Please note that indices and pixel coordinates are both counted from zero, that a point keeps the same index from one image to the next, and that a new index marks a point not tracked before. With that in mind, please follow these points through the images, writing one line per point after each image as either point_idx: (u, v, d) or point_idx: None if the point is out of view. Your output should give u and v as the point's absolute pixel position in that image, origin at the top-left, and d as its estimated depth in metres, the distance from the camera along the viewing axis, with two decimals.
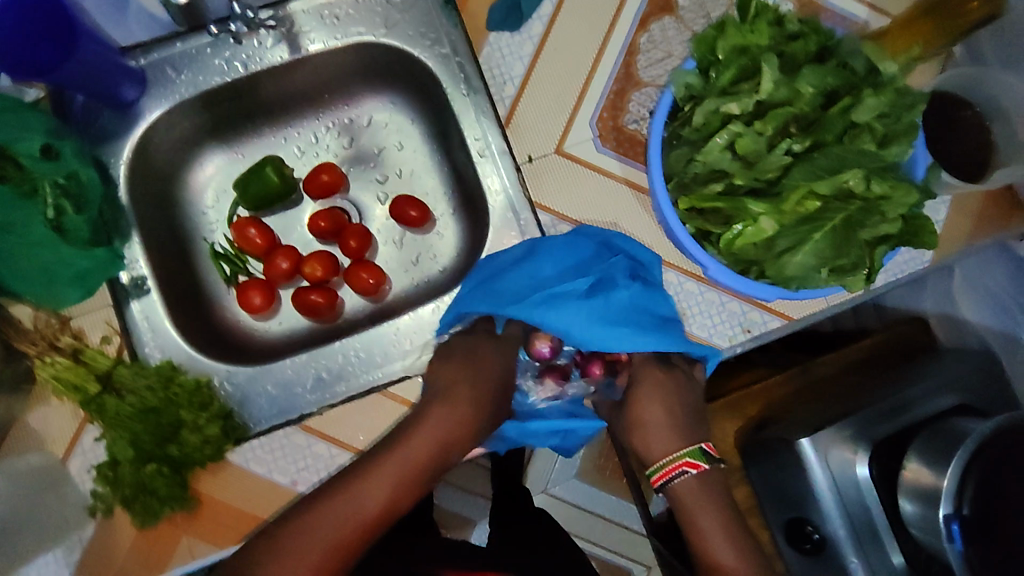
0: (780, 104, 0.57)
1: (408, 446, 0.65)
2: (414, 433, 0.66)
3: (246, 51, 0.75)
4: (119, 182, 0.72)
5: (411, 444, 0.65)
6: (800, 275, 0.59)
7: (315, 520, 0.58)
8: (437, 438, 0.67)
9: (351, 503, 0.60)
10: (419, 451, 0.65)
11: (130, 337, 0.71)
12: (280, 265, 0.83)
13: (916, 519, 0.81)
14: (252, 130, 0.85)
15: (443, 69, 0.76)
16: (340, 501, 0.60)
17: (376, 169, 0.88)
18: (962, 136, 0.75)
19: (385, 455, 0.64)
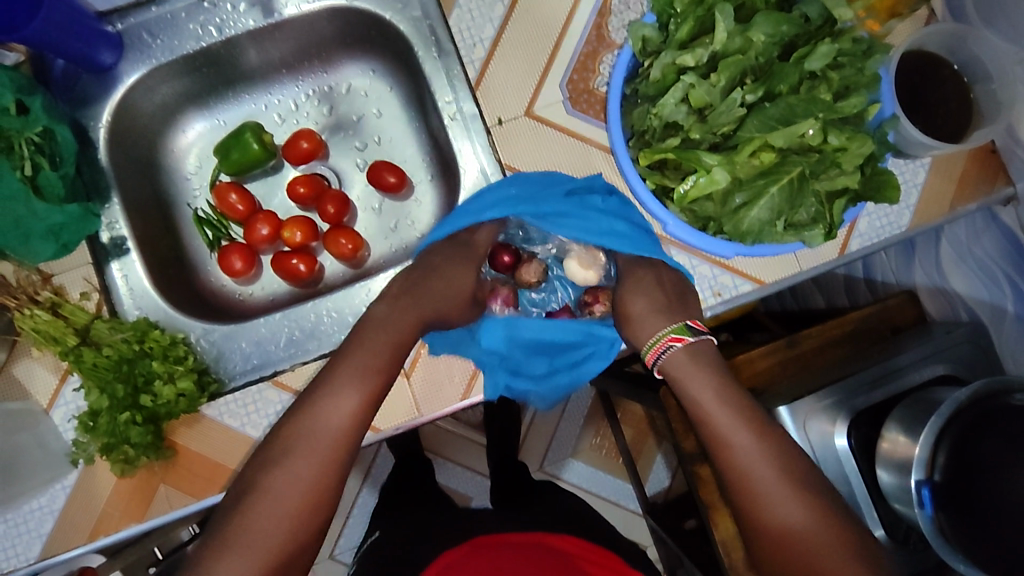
0: (734, 55, 0.57)
1: (323, 421, 0.61)
2: (333, 396, 0.62)
3: (220, 16, 0.76)
4: (98, 144, 0.75)
5: (328, 413, 0.61)
6: (756, 230, 0.59)
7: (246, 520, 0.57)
8: (377, 379, 0.63)
9: (278, 495, 0.58)
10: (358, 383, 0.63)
11: (109, 294, 0.73)
12: (260, 230, 0.84)
13: (894, 489, 0.80)
14: (234, 97, 0.87)
15: (414, 32, 0.76)
16: (268, 494, 0.58)
17: (355, 137, 0.89)
18: (941, 97, 0.73)
19: (319, 411, 0.61)
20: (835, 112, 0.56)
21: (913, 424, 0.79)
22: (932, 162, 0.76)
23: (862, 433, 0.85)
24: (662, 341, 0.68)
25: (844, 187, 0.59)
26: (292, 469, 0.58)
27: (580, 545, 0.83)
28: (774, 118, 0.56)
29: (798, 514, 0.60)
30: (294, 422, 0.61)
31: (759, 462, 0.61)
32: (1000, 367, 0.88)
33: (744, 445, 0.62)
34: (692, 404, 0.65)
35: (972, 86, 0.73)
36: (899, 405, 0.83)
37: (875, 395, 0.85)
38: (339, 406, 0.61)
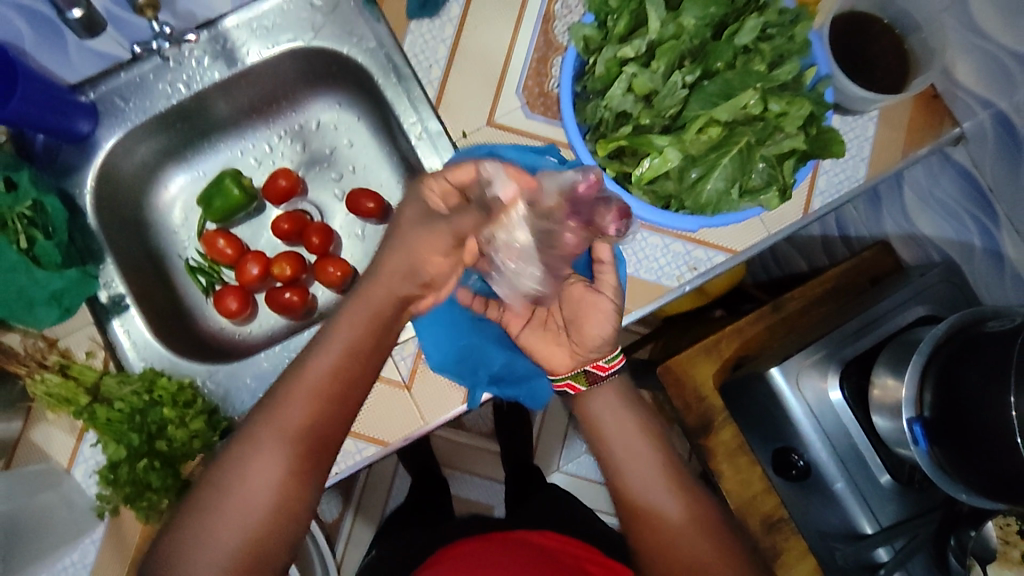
0: (670, 41, 0.61)
1: (309, 371, 0.60)
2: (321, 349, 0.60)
3: (186, 72, 0.80)
4: (86, 210, 0.78)
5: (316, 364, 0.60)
6: (716, 201, 0.62)
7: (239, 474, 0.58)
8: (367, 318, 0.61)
9: (266, 450, 0.58)
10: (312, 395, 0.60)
11: (114, 350, 0.76)
12: (251, 271, 0.88)
13: (891, 432, 0.83)
14: (209, 147, 0.91)
15: (372, 62, 0.80)
16: (258, 451, 0.58)
17: (331, 169, 0.93)
18: (882, 52, 0.77)
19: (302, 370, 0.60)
20: (771, 80, 0.60)
21: (900, 366, 0.81)
22: (879, 115, 0.79)
23: (854, 384, 0.87)
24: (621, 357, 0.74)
25: (792, 148, 0.62)
26: (254, 485, 0.58)
27: (560, 539, 0.83)
28: (713, 95, 0.59)
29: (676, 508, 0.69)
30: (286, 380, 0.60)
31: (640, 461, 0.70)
32: (976, 300, 0.91)
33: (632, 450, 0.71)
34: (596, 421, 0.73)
35: (906, 37, 0.76)
36: (885, 349, 0.86)
37: (861, 344, 0.87)
38: (326, 351, 0.60)
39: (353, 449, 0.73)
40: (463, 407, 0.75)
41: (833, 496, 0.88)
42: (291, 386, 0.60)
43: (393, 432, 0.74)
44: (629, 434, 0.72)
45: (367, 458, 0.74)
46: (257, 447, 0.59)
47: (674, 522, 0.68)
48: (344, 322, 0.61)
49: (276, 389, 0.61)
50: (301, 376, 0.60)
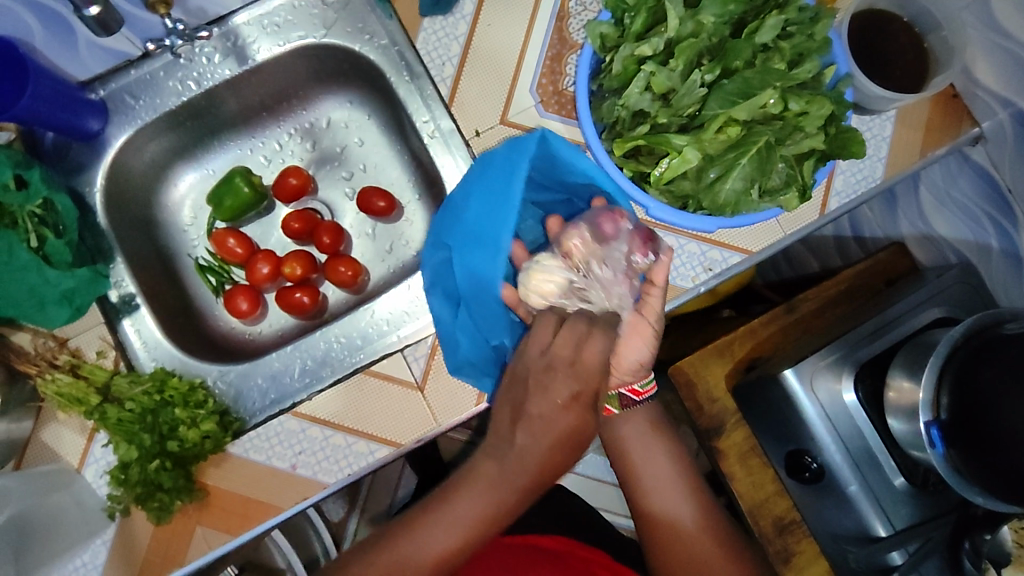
0: (688, 39, 0.60)
1: (414, 543, 0.60)
2: (457, 493, 0.61)
3: (197, 70, 0.80)
4: (96, 208, 0.78)
5: (424, 538, 0.60)
6: (734, 201, 0.61)
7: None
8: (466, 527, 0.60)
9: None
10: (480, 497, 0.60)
11: (124, 350, 0.76)
12: (261, 270, 0.87)
13: (905, 434, 0.82)
14: (219, 145, 0.90)
15: (384, 60, 0.80)
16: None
17: (342, 167, 0.93)
18: (900, 51, 0.76)
19: (415, 538, 0.60)
20: (791, 79, 0.59)
21: (916, 368, 0.81)
22: (897, 114, 0.78)
23: (869, 386, 0.87)
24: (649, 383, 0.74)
25: (811, 148, 0.61)
26: None
27: (571, 544, 0.83)
28: (733, 93, 0.58)
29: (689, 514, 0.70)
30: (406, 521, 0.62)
31: (658, 474, 0.71)
32: (993, 301, 0.90)
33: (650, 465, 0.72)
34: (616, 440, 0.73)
35: (925, 36, 0.75)
36: (900, 351, 0.85)
37: (876, 345, 0.87)
38: (437, 538, 0.60)
39: (365, 450, 0.73)
40: (476, 409, 0.73)
41: (847, 498, 0.87)
42: (412, 537, 0.60)
43: (406, 433, 0.73)
44: (651, 450, 0.72)
45: (379, 460, 0.73)
46: (413, 535, 0.61)
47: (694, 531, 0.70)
48: (462, 511, 0.60)
49: (397, 527, 0.62)
50: (443, 511, 0.60)
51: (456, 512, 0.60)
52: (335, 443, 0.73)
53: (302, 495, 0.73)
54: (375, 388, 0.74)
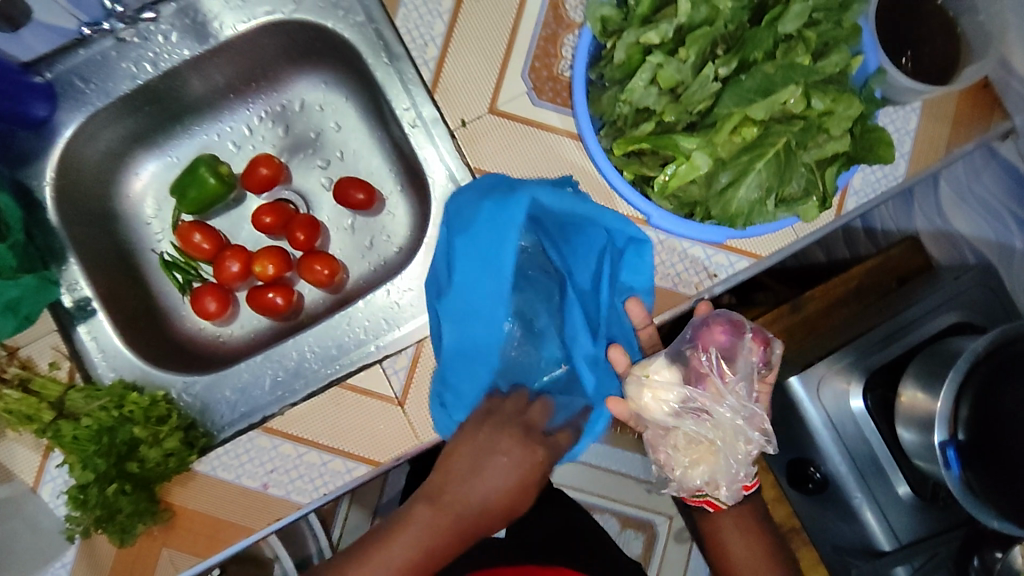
0: (701, 25, 0.53)
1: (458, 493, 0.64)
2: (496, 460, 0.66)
3: (153, 49, 0.72)
4: (45, 204, 0.71)
5: (456, 498, 0.64)
6: (746, 211, 0.55)
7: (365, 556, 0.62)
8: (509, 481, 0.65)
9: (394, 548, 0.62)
10: (444, 513, 0.64)
11: (80, 359, 0.70)
12: (230, 267, 0.81)
13: (916, 447, 0.77)
14: (183, 131, 0.83)
15: (360, 39, 0.72)
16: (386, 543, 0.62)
17: (317, 155, 0.85)
18: (931, 36, 0.69)
19: (457, 491, 0.64)
20: (817, 73, 0.52)
21: (931, 379, 0.76)
22: (923, 106, 0.71)
23: (878, 394, 0.82)
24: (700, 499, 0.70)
25: (834, 152, 0.55)
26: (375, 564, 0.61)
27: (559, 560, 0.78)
28: (751, 90, 0.51)
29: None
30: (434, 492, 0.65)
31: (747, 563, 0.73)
32: (1011, 307, 0.85)
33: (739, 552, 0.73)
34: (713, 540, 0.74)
35: (958, 19, 0.68)
36: (915, 360, 0.80)
37: (889, 351, 0.82)
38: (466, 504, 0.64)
39: (341, 468, 0.68)
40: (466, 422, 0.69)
41: (851, 511, 0.83)
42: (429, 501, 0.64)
43: (385, 451, 0.68)
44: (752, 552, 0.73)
45: (357, 479, 0.68)
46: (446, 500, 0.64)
47: None
48: (502, 475, 0.65)
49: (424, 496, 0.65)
50: (482, 474, 0.65)
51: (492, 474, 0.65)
52: (309, 461, 0.68)
53: (276, 514, 0.67)
54: (351, 403, 0.68)
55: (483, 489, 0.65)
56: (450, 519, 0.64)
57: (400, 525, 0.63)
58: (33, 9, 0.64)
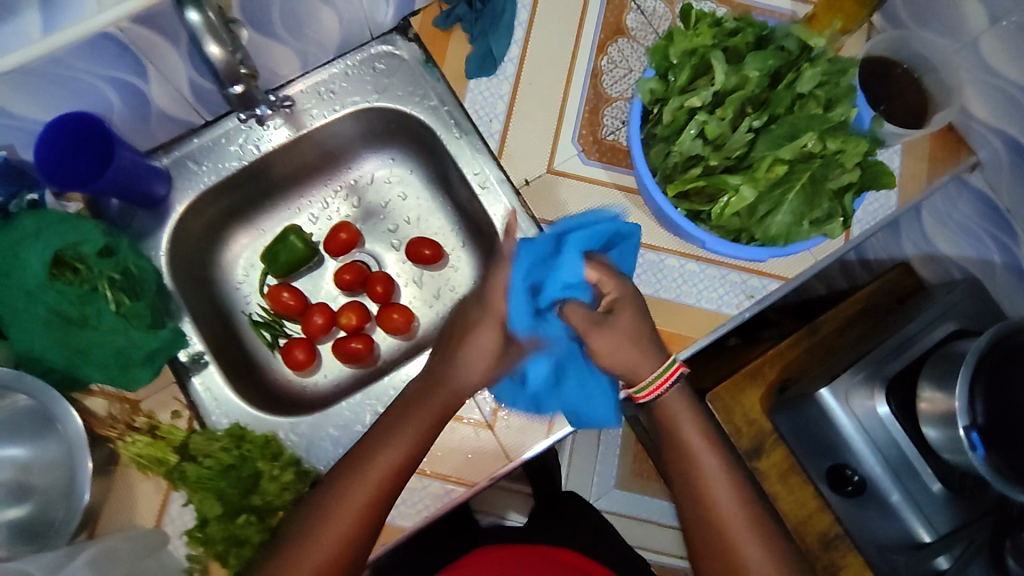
0: (734, 90, 0.67)
1: (376, 458, 0.67)
2: (402, 422, 0.69)
3: (257, 135, 0.84)
4: (163, 270, 0.80)
5: (378, 459, 0.67)
6: (784, 232, 0.68)
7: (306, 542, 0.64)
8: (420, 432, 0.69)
9: (328, 521, 0.65)
10: (367, 483, 0.66)
11: (196, 408, 0.77)
12: (316, 321, 0.90)
13: (942, 442, 0.86)
14: (270, 206, 0.94)
15: (434, 119, 0.86)
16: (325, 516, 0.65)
17: (386, 221, 0.97)
18: (902, 93, 0.84)
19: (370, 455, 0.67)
20: (829, 122, 0.65)
21: (944, 378, 0.86)
22: (903, 148, 0.86)
23: (900, 398, 0.92)
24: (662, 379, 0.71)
25: (849, 182, 0.67)
26: (308, 553, 0.64)
27: None
28: (779, 137, 0.65)
29: (734, 509, 0.70)
30: (347, 467, 0.68)
31: (720, 485, 0.70)
32: (1001, 315, 0.97)
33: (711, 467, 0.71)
34: (681, 444, 0.72)
35: (922, 78, 0.84)
36: (926, 365, 0.90)
37: (902, 360, 0.92)
38: (377, 470, 0.67)
39: (441, 491, 0.75)
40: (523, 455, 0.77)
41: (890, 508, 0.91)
42: (366, 460, 0.67)
43: (479, 472, 0.76)
44: (715, 465, 0.72)
45: (454, 499, 0.75)
46: (364, 466, 0.67)
47: (727, 523, 0.69)
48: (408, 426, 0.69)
49: (343, 470, 0.68)
50: (385, 435, 0.69)
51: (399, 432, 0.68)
52: (412, 486, 0.75)
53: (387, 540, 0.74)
54: (447, 429, 0.77)
55: (391, 445, 0.68)
56: (382, 466, 0.67)
57: (339, 491, 0.66)
58: (167, 105, 0.76)
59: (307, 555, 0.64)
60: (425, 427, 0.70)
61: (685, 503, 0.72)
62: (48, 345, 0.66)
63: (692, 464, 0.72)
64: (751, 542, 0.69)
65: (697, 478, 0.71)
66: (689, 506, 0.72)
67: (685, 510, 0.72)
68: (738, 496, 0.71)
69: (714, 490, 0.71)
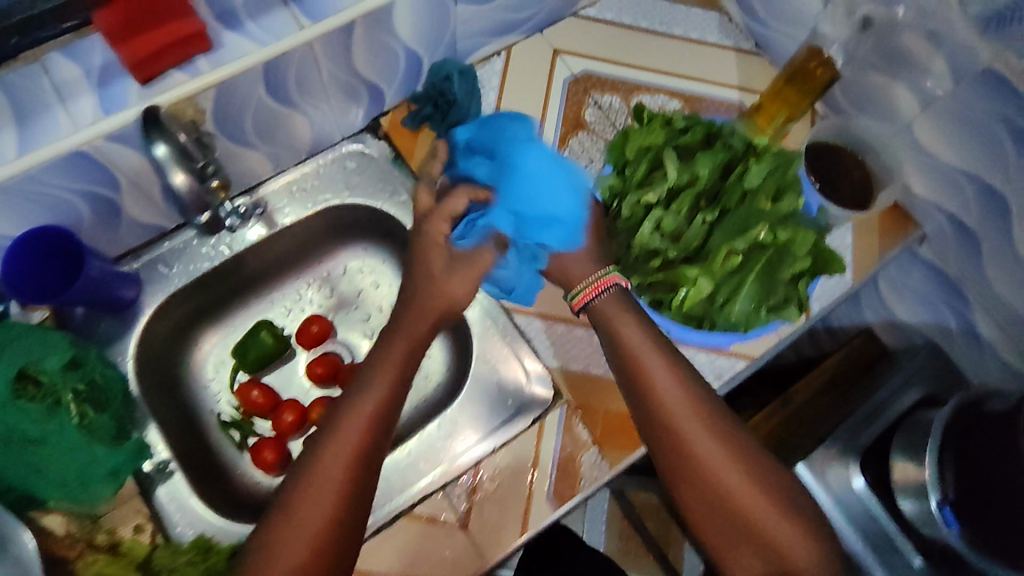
0: (687, 186, 0.70)
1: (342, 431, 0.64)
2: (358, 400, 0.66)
3: (229, 236, 0.86)
4: (129, 376, 0.79)
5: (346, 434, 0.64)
6: (745, 319, 0.70)
7: (283, 543, 0.59)
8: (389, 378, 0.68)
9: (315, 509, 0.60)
10: (323, 481, 0.61)
11: (159, 520, 0.74)
12: (286, 419, 0.88)
13: (920, 515, 0.86)
14: (241, 302, 0.94)
15: (403, 213, 0.89)
16: (307, 505, 0.60)
17: (359, 311, 0.97)
18: (848, 175, 0.89)
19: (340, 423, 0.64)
20: (778, 213, 0.69)
21: (916, 449, 0.87)
22: (854, 226, 0.93)
23: (876, 470, 0.92)
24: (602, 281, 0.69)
25: (801, 268, 0.69)
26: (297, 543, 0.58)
27: None
28: (732, 229, 0.68)
29: (715, 450, 0.63)
30: (316, 447, 0.63)
31: (678, 400, 0.65)
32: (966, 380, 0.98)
33: (664, 382, 0.66)
34: (644, 377, 0.67)
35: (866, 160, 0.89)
36: (897, 435, 0.91)
37: (875, 430, 0.92)
38: (339, 451, 0.63)
39: None
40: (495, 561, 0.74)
41: None
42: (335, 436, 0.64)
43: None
44: (682, 395, 0.65)
45: None
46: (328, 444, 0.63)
47: (706, 465, 0.63)
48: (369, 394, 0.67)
49: (306, 456, 0.63)
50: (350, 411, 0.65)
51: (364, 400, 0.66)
52: None
53: None
54: (419, 533, 0.75)
55: (366, 403, 0.66)
56: (351, 436, 0.64)
57: (314, 466, 0.62)
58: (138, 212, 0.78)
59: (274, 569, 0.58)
60: (378, 398, 0.67)
61: (666, 453, 0.65)
62: (8, 461, 0.65)
63: (647, 386, 0.66)
64: (754, 498, 0.62)
65: (655, 397, 0.66)
66: (645, 407, 0.67)
67: (641, 403, 0.67)
68: (715, 434, 0.64)
69: (688, 432, 0.64)
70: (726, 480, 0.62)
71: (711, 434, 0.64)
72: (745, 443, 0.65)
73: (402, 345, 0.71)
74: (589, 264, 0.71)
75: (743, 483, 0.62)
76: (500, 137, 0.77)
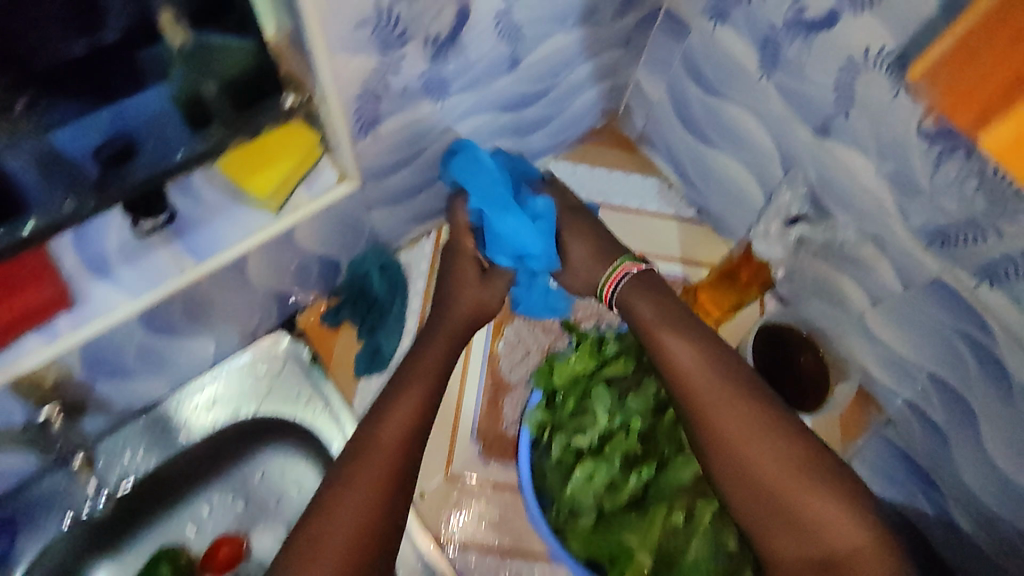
0: (618, 429, 0.64)
1: (373, 441, 0.57)
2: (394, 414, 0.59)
3: (117, 468, 0.77)
4: None
5: (376, 442, 0.58)
6: None
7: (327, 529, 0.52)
8: (422, 392, 0.61)
9: (328, 522, 0.52)
10: (388, 445, 0.57)
11: None
12: None
13: None
14: (132, 529, 0.76)
15: (318, 426, 0.81)
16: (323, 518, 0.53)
17: (281, 518, 0.80)
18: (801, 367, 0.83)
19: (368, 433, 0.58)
20: None
21: None
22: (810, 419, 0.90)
23: None
24: (619, 270, 0.68)
25: None
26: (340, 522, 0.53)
27: None
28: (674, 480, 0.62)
29: (770, 460, 0.54)
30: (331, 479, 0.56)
31: (745, 429, 0.56)
32: None
33: (722, 409, 0.57)
34: (671, 370, 0.60)
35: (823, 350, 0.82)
36: None
37: None
38: (355, 489, 0.54)
39: None
40: None
41: None
42: (371, 442, 0.58)
43: None
44: (733, 397, 0.57)
45: None
46: (340, 482, 0.55)
47: (767, 481, 0.54)
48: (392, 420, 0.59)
49: (330, 478, 0.56)
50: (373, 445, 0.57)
51: (404, 403, 0.60)
52: None
53: None
54: None
55: (403, 405, 0.60)
56: (378, 450, 0.57)
57: (333, 499, 0.54)
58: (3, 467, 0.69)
59: (323, 552, 0.51)
60: (413, 413, 0.60)
61: (687, 425, 0.59)
62: None
63: (673, 368, 0.60)
64: (799, 475, 0.53)
65: (704, 409, 0.58)
66: (720, 466, 0.56)
67: (709, 453, 0.57)
68: (777, 448, 0.55)
69: (742, 430, 0.56)
70: (757, 452, 0.55)
71: (759, 430, 0.55)
72: (776, 405, 0.57)
73: (400, 411, 0.59)
74: (599, 265, 0.70)
75: (815, 484, 0.53)
76: (471, 181, 0.68)
